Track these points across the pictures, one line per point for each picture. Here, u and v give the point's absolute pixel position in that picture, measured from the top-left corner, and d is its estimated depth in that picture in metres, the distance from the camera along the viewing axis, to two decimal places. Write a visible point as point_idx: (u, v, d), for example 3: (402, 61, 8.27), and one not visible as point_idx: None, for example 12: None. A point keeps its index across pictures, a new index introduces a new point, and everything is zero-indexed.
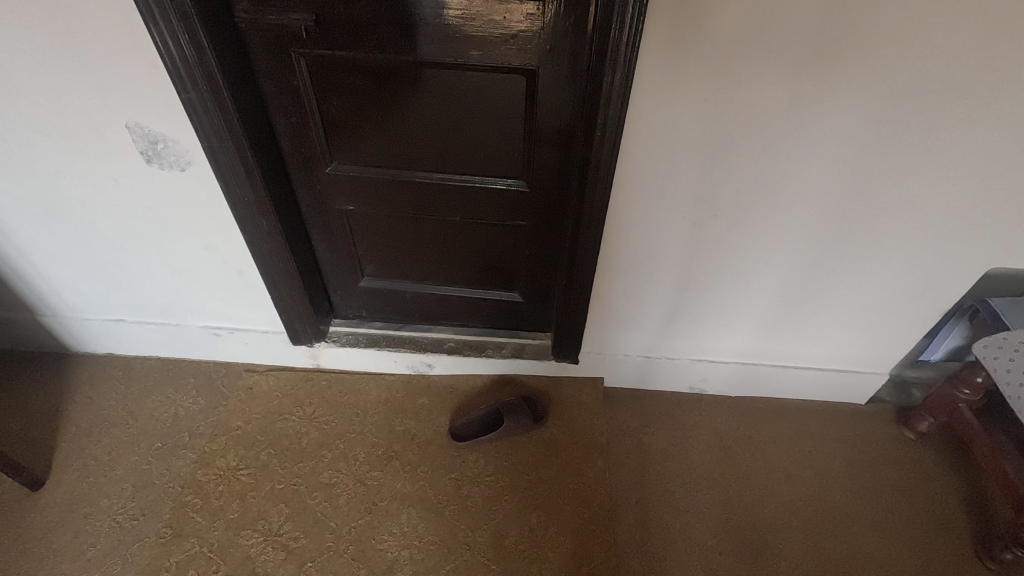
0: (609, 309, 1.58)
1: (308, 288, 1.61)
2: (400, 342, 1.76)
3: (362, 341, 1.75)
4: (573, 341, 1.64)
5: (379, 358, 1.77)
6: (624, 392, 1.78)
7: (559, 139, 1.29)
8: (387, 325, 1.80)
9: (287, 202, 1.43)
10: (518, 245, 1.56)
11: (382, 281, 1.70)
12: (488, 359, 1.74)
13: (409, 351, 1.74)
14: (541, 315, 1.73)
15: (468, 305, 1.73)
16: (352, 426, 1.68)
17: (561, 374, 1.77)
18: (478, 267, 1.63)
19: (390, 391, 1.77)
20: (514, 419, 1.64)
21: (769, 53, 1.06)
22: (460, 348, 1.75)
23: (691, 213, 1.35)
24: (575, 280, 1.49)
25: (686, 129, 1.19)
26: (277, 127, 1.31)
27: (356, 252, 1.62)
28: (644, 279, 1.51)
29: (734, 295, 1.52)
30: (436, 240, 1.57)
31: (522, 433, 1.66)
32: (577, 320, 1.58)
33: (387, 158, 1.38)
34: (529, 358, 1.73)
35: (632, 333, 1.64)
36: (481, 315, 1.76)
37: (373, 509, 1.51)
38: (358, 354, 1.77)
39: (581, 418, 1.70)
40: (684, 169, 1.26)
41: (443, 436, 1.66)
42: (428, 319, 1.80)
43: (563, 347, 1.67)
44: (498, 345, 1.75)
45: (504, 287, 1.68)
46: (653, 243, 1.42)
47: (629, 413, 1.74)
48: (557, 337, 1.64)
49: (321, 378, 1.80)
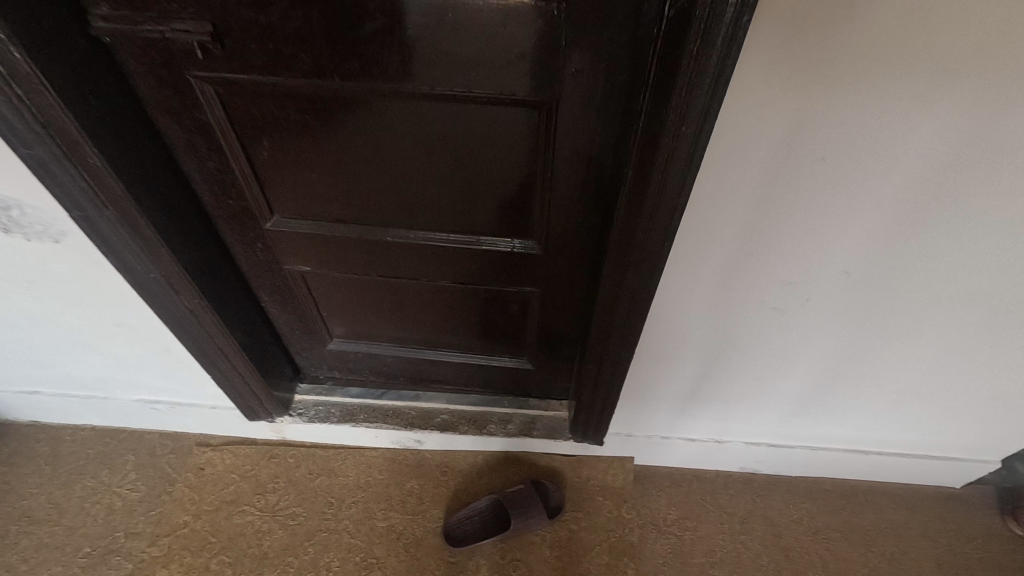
0: (649, 391, 1.23)
1: (260, 361, 1.27)
2: (382, 415, 1.43)
3: (334, 415, 1.43)
4: (597, 424, 1.30)
5: (356, 433, 1.45)
6: (659, 472, 1.45)
7: (586, 190, 0.91)
8: (364, 392, 1.46)
9: (218, 267, 1.07)
10: (527, 309, 1.20)
11: (355, 345, 1.35)
12: (490, 437, 1.41)
13: (393, 428, 1.41)
14: (555, 383, 1.39)
15: (465, 371, 1.39)
16: (324, 522, 1.37)
17: (580, 452, 1.44)
18: (476, 331, 1.28)
19: (371, 472, 1.45)
20: (523, 516, 1.32)
21: (935, 89, 0.65)
22: (455, 422, 1.41)
23: (773, 295, 0.97)
24: (604, 364, 1.13)
25: (769, 190, 0.79)
26: (191, 176, 0.94)
27: (320, 315, 1.27)
28: (691, 362, 1.14)
29: (817, 380, 1.16)
30: (420, 303, 1.21)
31: (533, 531, 1.34)
32: (606, 406, 1.23)
33: (349, 212, 1.01)
34: (540, 436, 1.39)
35: (678, 416, 1.29)
36: (481, 381, 1.42)
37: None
38: (331, 429, 1.44)
39: (604, 512, 1.38)
40: (760, 239, 0.87)
41: (435, 536, 1.35)
42: (417, 384, 1.46)
43: (585, 429, 1.33)
44: (502, 419, 1.42)
45: (510, 353, 1.33)
46: (706, 325, 1.05)
47: (666, 500, 1.40)
48: (579, 417, 1.31)
49: (287, 455, 1.48)
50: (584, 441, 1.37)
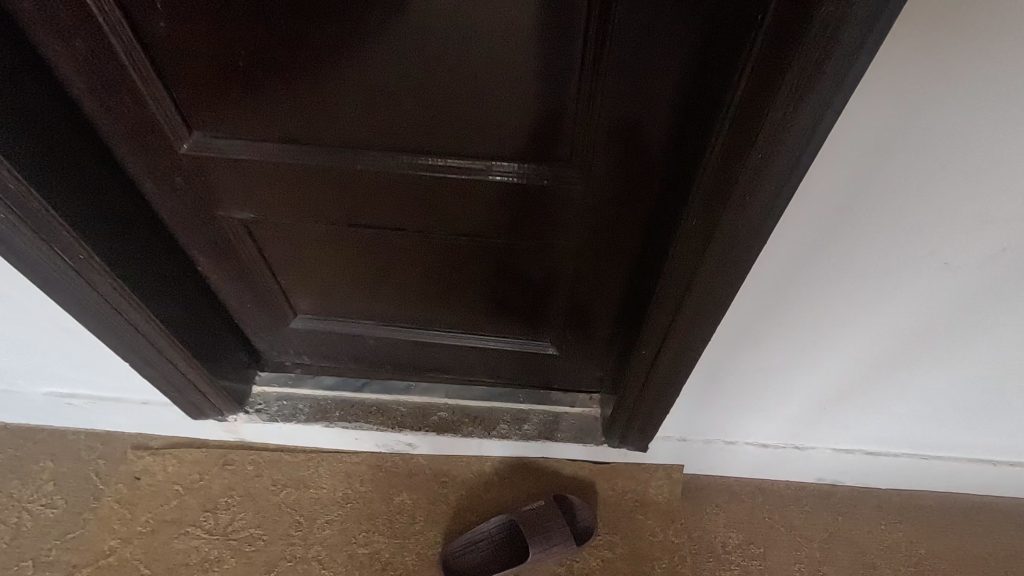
0: (725, 387, 0.93)
1: (197, 343, 0.98)
2: (363, 411, 1.12)
3: (302, 412, 1.12)
4: (646, 424, 1.00)
5: (331, 435, 1.14)
6: (714, 483, 1.14)
7: (654, 76, 0.60)
8: (341, 383, 1.16)
9: (119, 208, 0.78)
10: (554, 271, 0.89)
11: (325, 319, 1.05)
12: (501, 442, 1.11)
13: (377, 429, 1.11)
14: (585, 371, 1.08)
15: (470, 357, 1.08)
16: (290, 549, 1.08)
17: (614, 459, 1.14)
18: (484, 302, 0.97)
19: (350, 484, 1.15)
20: (542, 544, 1.02)
21: None
22: (457, 421, 1.11)
23: (942, 246, 0.67)
24: (669, 341, 0.82)
25: (958, 69, 0.51)
26: (57, 65, 0.65)
27: (277, 282, 0.96)
28: (778, 357, 0.86)
29: (963, 375, 0.85)
30: (411, 266, 0.90)
31: (555, 560, 1.04)
32: (662, 398, 0.93)
33: (306, 125, 0.70)
34: (564, 440, 1.09)
35: (758, 420, 0.98)
36: (489, 369, 1.11)
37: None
38: (300, 430, 1.13)
39: (646, 536, 1.08)
40: (910, 170, 0.59)
41: (429, 568, 1.06)
42: (408, 373, 1.15)
43: (629, 428, 1.03)
44: (517, 417, 1.11)
45: (528, 332, 1.02)
46: (808, 304, 0.77)
47: (725, 520, 1.10)
48: (624, 411, 1.01)
49: (245, 461, 1.18)
50: (624, 445, 1.07)
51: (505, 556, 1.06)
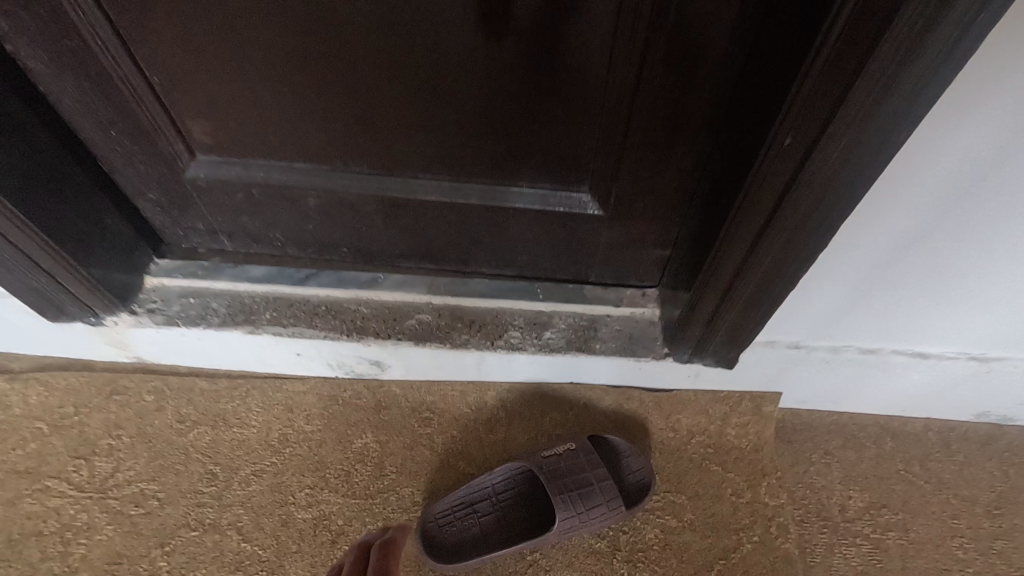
0: (903, 253, 0.58)
1: (24, 189, 0.62)
2: (306, 313, 0.76)
3: (215, 313, 0.75)
4: (751, 307, 0.62)
5: (260, 351, 0.78)
6: (822, 421, 0.78)
7: None
8: (274, 273, 0.78)
9: None
10: (612, 27, 0.51)
11: (231, 153, 0.67)
12: (510, 358, 0.74)
13: (324, 337, 0.74)
14: (640, 247, 0.71)
15: (466, 225, 0.71)
16: (197, 513, 0.73)
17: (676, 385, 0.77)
18: (485, 105, 0.58)
19: (293, 422, 0.80)
20: (577, 508, 0.67)
21: None
22: (445, 327, 0.74)
23: None
24: (844, 107, 0.43)
25: None
26: None
27: (138, 68, 0.58)
28: (963, 249, 0.56)
29: None
30: (368, 36, 0.54)
31: (593, 531, 0.69)
32: (788, 248, 0.55)
33: None
34: (606, 353, 0.72)
35: (932, 318, 0.64)
36: (493, 247, 0.74)
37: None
38: (213, 342, 0.77)
39: (726, 498, 0.72)
40: None
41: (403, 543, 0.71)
42: (373, 261, 0.79)
43: (719, 319, 0.65)
44: (534, 320, 0.75)
45: (555, 173, 0.65)
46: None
47: (843, 474, 0.74)
48: (715, 288, 0.63)
49: (142, 390, 0.82)
50: (704, 352, 0.69)
51: (516, 526, 0.70)
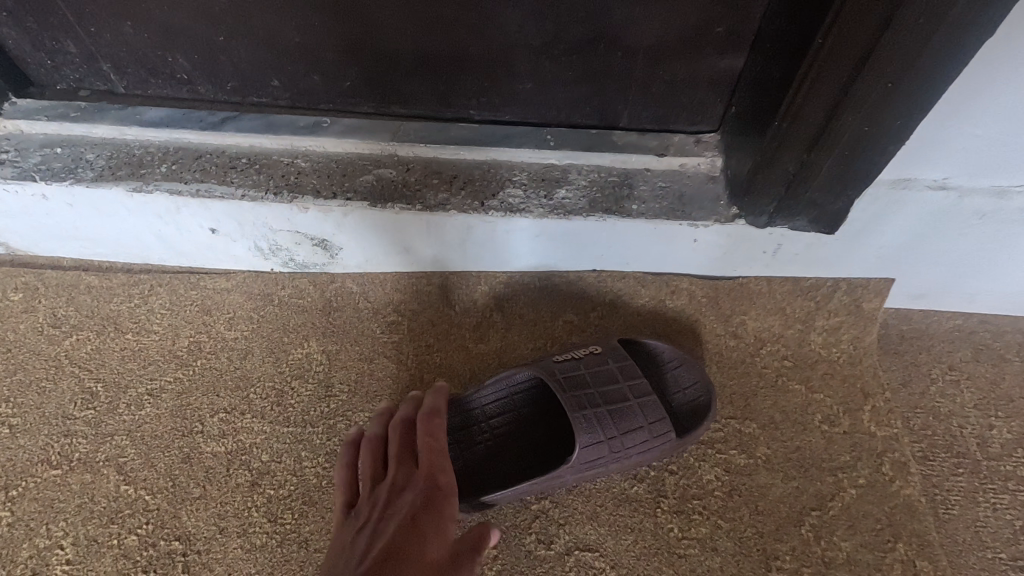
0: None
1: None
2: (219, 167, 0.54)
3: (95, 164, 0.53)
4: (884, 116, 0.39)
5: (159, 225, 0.56)
6: (944, 327, 0.56)
7: None
8: (178, 117, 0.56)
9: None
10: None
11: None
12: (506, 226, 0.53)
13: (241, 197, 0.52)
14: (699, 56, 0.48)
15: (442, 28, 0.48)
16: (62, 446, 0.51)
17: (741, 271, 0.55)
18: None
19: (207, 325, 0.58)
20: (606, 433, 0.46)
21: None
22: (416, 185, 0.53)
23: None
24: None
25: None
26: None
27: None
28: None
29: None
30: None
31: (628, 468, 0.47)
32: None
33: None
34: (646, 217, 0.51)
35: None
36: (483, 68, 0.51)
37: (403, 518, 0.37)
38: (89, 209, 0.55)
39: (816, 427, 0.51)
40: None
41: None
42: (315, 102, 0.56)
43: (827, 148, 0.42)
44: (543, 177, 0.53)
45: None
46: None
47: (978, 397, 0.53)
48: (827, 93, 0.39)
49: (7, 286, 0.60)
50: (795, 210, 0.47)
51: (518, 463, 0.48)
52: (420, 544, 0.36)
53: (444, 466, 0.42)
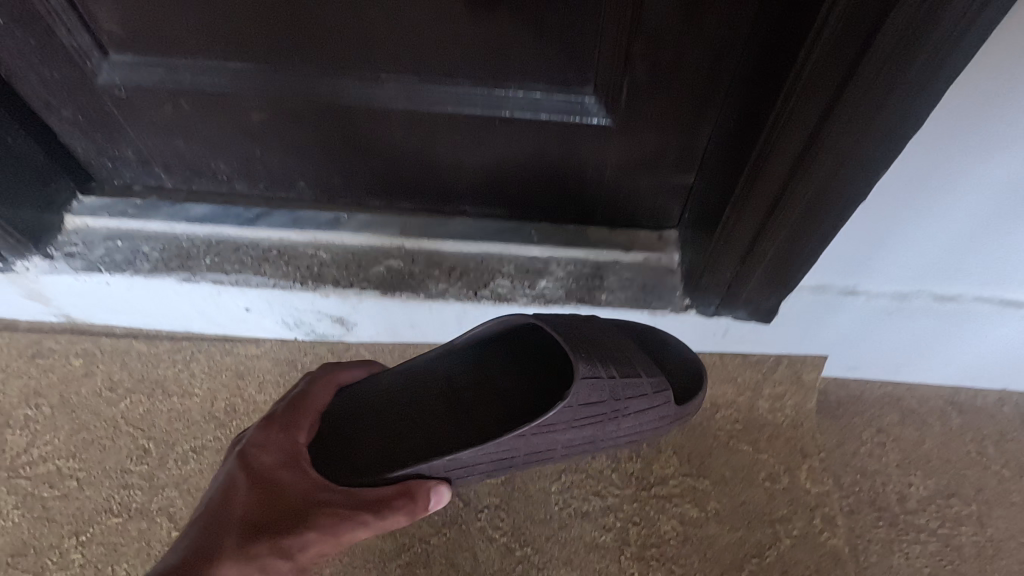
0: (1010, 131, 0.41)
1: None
2: (253, 259, 0.63)
3: (149, 257, 0.63)
4: (794, 243, 0.49)
5: (202, 305, 0.66)
6: (877, 393, 0.64)
7: None
8: (218, 212, 0.66)
9: None
10: None
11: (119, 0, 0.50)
12: (497, 310, 0.62)
13: (273, 286, 0.62)
14: (656, 173, 0.57)
15: (442, 152, 0.59)
16: (122, 497, 0.61)
17: (721, 307, 0.58)
18: None
19: (240, 388, 0.67)
20: (609, 372, 0.52)
21: None
22: (420, 275, 0.62)
23: None
24: None
25: None
26: None
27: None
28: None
29: None
30: None
31: (616, 431, 0.54)
32: (944, 19, 0.33)
33: None
34: (612, 306, 0.60)
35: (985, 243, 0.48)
36: (476, 177, 0.61)
37: (235, 522, 0.45)
38: (144, 293, 0.65)
39: (760, 483, 0.59)
40: None
41: (325, 460, 0.53)
42: (334, 198, 0.66)
43: (794, 190, 0.45)
44: (529, 267, 0.62)
45: (545, 69, 0.51)
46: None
47: (902, 457, 0.61)
48: (796, 138, 0.42)
49: (69, 352, 0.70)
50: (763, 252, 0.50)
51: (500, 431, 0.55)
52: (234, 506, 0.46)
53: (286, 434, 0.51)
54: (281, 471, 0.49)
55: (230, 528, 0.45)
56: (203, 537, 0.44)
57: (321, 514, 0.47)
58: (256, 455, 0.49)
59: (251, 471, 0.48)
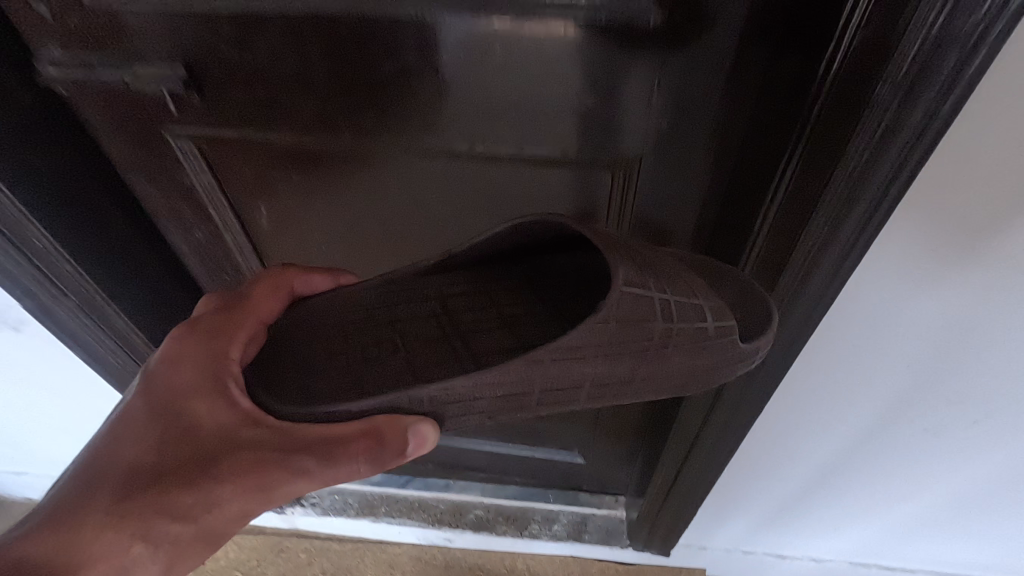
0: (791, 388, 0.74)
1: (101, 254, 0.74)
2: (406, 507, 1.26)
3: (353, 506, 1.26)
4: (666, 536, 1.08)
5: (377, 531, 1.27)
6: None
7: None
8: (386, 478, 1.29)
9: None
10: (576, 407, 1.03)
11: (197, 34, 0.58)
12: (531, 541, 1.22)
13: (417, 525, 1.24)
14: (611, 475, 1.17)
15: (501, 463, 1.22)
16: None
17: (784, 258, 0.60)
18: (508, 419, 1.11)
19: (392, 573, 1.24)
20: (659, 288, 0.52)
21: None
22: (490, 519, 1.23)
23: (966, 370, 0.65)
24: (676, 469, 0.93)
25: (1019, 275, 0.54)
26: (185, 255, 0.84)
27: None
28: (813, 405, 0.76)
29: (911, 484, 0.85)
30: None
31: (658, 364, 0.55)
32: (956, 28, 0.41)
33: None
34: (591, 541, 1.19)
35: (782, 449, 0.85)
36: (518, 472, 1.23)
37: (119, 469, 0.55)
38: (349, 524, 1.27)
39: None
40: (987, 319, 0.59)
41: (314, 380, 0.59)
42: (446, 473, 1.28)
43: (799, 264, 0.59)
44: (547, 517, 1.22)
45: (553, 442, 1.13)
46: (955, 333, 0.62)
47: None
48: (652, 501, 1.04)
49: (297, 549, 1.28)
50: (787, 281, 0.61)
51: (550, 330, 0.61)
52: (158, 380, 0.59)
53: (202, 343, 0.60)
54: (200, 400, 0.56)
55: (139, 417, 0.57)
56: (80, 490, 0.54)
57: (235, 457, 0.54)
58: (166, 382, 0.58)
59: (167, 390, 0.58)
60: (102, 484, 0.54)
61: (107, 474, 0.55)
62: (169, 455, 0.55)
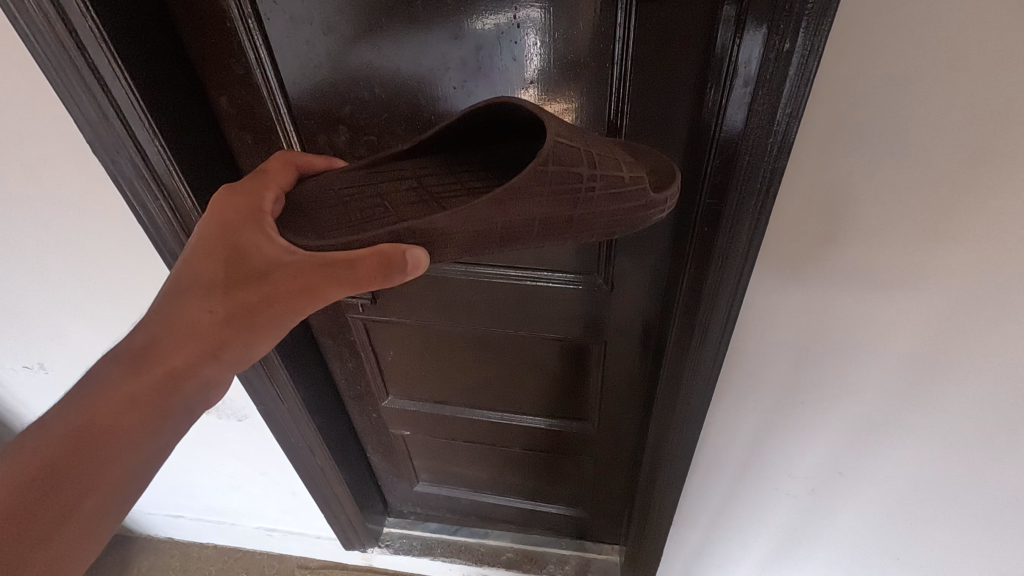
0: (710, 434, 0.97)
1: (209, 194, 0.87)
2: (455, 549, 1.58)
3: (415, 548, 1.58)
4: None
5: (430, 567, 1.58)
6: None
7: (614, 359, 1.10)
8: (441, 527, 1.62)
9: (338, 425, 1.36)
10: (586, 469, 1.37)
11: (311, 83, 0.81)
12: None
13: (464, 563, 1.55)
14: (616, 528, 1.49)
15: (528, 515, 1.54)
16: None
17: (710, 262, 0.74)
18: (535, 478, 1.44)
19: None
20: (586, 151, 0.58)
21: (845, 296, 0.72)
22: (519, 560, 1.55)
23: (818, 427, 0.88)
24: (646, 523, 1.19)
25: (825, 360, 0.79)
26: (331, 365, 1.26)
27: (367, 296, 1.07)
28: (724, 450, 0.99)
29: (808, 536, 1.06)
30: (493, 459, 1.43)
31: (586, 209, 0.60)
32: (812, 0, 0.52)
33: (440, 396, 1.30)
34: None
35: (710, 493, 1.07)
36: (541, 523, 1.55)
37: (203, 284, 0.59)
38: (407, 561, 1.58)
39: None
40: (822, 389, 0.83)
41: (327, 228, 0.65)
42: (486, 522, 1.60)
43: (743, 158, 0.64)
44: (561, 559, 1.53)
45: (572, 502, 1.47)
46: (800, 395, 0.85)
47: None
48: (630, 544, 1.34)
49: None
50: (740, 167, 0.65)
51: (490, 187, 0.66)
52: (211, 223, 0.62)
53: (243, 198, 0.64)
54: (254, 224, 0.61)
55: (208, 245, 0.61)
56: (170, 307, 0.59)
57: (290, 266, 0.58)
58: (219, 221, 0.62)
59: (225, 224, 0.61)
60: (188, 295, 0.59)
61: (173, 328, 0.58)
62: (239, 271, 0.59)
